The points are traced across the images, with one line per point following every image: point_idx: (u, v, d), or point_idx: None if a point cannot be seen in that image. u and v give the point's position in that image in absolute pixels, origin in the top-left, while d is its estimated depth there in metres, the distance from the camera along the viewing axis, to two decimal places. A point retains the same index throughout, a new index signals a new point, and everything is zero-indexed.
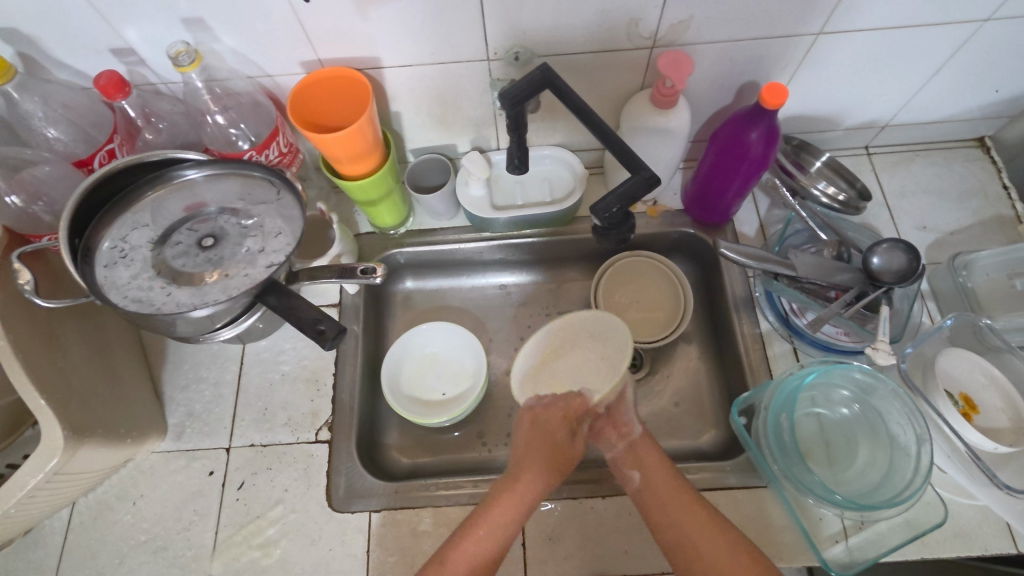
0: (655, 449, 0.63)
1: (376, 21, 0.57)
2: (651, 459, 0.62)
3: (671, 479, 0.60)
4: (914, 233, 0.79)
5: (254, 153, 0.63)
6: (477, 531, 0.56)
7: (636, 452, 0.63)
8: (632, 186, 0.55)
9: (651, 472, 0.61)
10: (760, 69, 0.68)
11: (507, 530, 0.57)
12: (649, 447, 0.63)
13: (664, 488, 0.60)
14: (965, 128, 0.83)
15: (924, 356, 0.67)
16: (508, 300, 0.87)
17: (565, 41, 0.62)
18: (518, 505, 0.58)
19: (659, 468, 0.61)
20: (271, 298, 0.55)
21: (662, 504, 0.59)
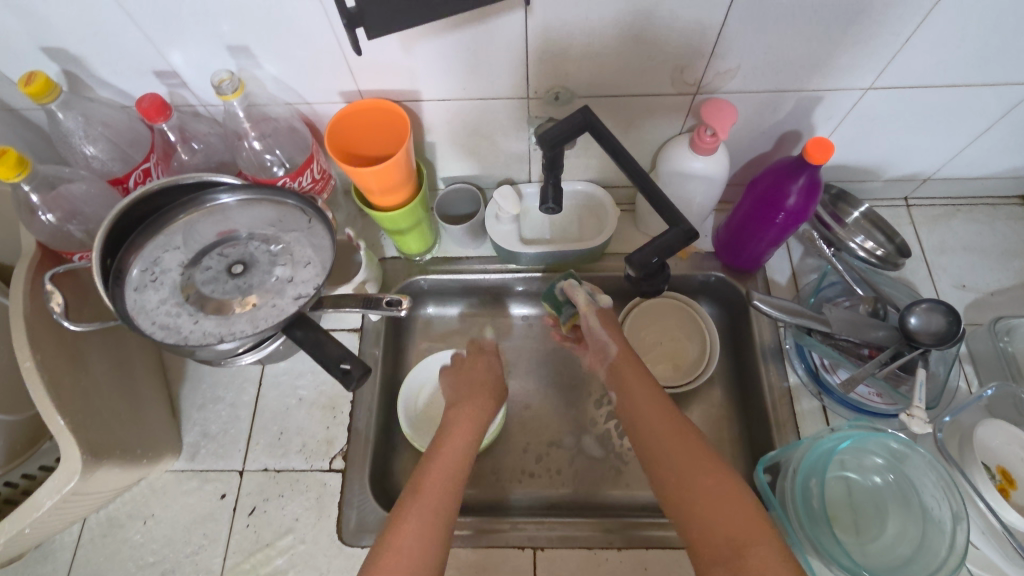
0: (635, 369, 0.66)
1: (420, 57, 0.57)
2: (629, 375, 0.65)
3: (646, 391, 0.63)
4: (953, 291, 0.77)
5: (289, 179, 0.62)
6: (421, 491, 0.56)
7: (621, 372, 0.66)
8: (670, 238, 0.54)
9: (629, 387, 0.64)
10: (804, 119, 0.66)
11: (449, 490, 0.57)
12: (627, 360, 0.67)
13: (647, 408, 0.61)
14: (1011, 185, 0.81)
15: (961, 425, 0.64)
16: (529, 333, 0.86)
17: (607, 84, 0.61)
18: (454, 465, 0.59)
19: (635, 382, 0.64)
20: (297, 331, 0.54)
21: (649, 433, 0.59)
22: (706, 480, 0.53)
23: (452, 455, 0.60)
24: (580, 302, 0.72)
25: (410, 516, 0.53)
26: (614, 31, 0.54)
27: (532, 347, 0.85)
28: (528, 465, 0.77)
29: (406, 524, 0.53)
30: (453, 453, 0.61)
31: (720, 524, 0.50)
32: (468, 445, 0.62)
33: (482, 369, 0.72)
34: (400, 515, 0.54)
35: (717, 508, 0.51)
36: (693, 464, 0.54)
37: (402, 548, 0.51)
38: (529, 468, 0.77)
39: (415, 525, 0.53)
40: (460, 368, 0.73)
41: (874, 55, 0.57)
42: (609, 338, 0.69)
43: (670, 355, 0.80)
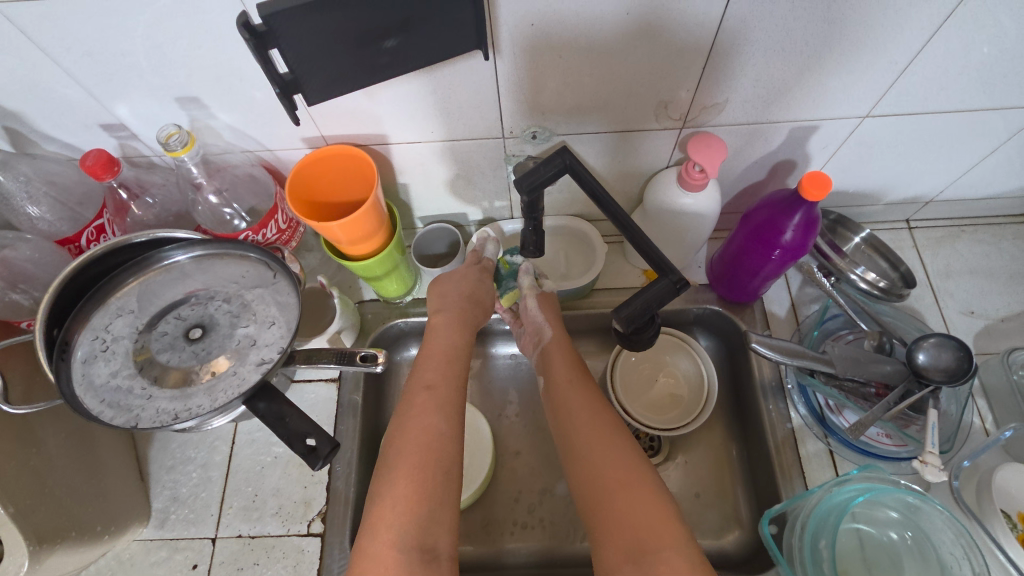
0: (565, 354, 0.64)
1: (384, 101, 0.53)
2: (559, 359, 0.64)
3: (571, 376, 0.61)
4: (961, 319, 0.73)
5: (251, 233, 0.59)
6: (417, 403, 0.55)
7: (556, 357, 0.64)
8: (657, 290, 0.50)
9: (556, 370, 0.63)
10: (798, 148, 0.62)
11: (445, 396, 0.55)
12: (561, 347, 0.64)
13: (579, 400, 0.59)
14: (1017, 204, 0.77)
15: (979, 470, 0.60)
16: (517, 373, 0.82)
17: (586, 122, 0.57)
18: (445, 365, 0.58)
19: (563, 366, 0.63)
20: (260, 403, 0.50)
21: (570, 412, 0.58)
22: (624, 474, 0.51)
23: (441, 350, 0.60)
24: (527, 286, 0.68)
25: (410, 469, 0.50)
26: (590, 68, 0.50)
27: (521, 388, 0.81)
28: (520, 515, 0.73)
29: (421, 425, 0.53)
30: (442, 346, 0.60)
31: (633, 518, 0.48)
32: (458, 343, 0.61)
33: (459, 284, 0.66)
34: (400, 461, 0.51)
35: (632, 503, 0.49)
36: (612, 454, 0.53)
37: (412, 480, 0.49)
38: (520, 519, 0.73)
39: (417, 452, 0.51)
40: (444, 282, 0.66)
41: (871, 83, 0.53)
42: (546, 321, 0.66)
43: (665, 394, 0.76)
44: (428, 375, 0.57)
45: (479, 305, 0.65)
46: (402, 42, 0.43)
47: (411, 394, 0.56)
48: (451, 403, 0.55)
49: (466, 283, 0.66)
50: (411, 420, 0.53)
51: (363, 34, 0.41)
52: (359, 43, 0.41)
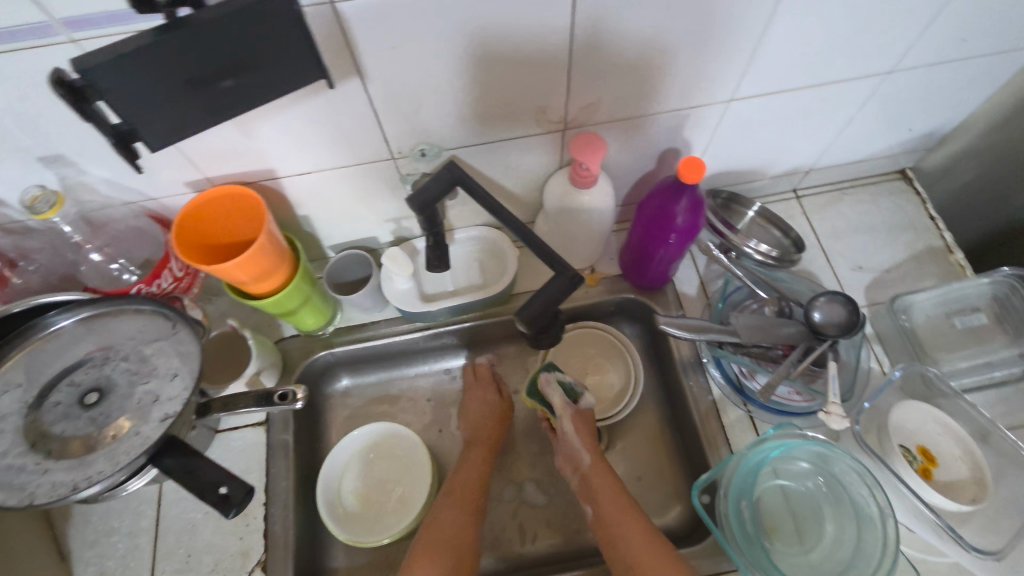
0: (606, 483, 0.64)
1: (262, 137, 0.52)
2: (603, 488, 0.64)
3: (612, 489, 0.64)
4: (852, 275, 0.79)
5: (143, 285, 0.57)
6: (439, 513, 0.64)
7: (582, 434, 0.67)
8: (555, 288, 0.52)
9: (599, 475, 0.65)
10: (678, 136, 0.66)
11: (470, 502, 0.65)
12: (590, 437, 0.67)
13: (608, 491, 0.63)
14: (887, 163, 0.84)
15: (879, 411, 0.65)
16: (453, 386, 0.82)
17: (471, 134, 0.58)
18: (477, 471, 0.68)
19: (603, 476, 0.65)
20: (167, 460, 0.49)
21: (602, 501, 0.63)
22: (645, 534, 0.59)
23: (472, 466, 0.69)
24: (557, 408, 0.68)
25: (433, 544, 0.60)
26: (462, 83, 0.52)
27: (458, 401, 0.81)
28: None
29: (442, 515, 0.63)
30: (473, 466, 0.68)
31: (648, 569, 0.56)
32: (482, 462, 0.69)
33: (477, 405, 0.74)
34: (427, 538, 0.61)
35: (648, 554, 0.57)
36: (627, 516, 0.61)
37: (430, 557, 0.59)
38: None
39: (439, 539, 0.60)
40: (473, 395, 0.75)
41: (727, 70, 0.57)
42: (577, 424, 0.68)
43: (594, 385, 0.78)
44: (459, 481, 0.67)
45: (485, 408, 0.73)
46: (239, 82, 0.40)
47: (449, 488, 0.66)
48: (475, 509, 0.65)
49: (480, 405, 0.74)
50: (440, 509, 0.64)
51: (191, 76, 0.38)
52: (187, 85, 0.38)
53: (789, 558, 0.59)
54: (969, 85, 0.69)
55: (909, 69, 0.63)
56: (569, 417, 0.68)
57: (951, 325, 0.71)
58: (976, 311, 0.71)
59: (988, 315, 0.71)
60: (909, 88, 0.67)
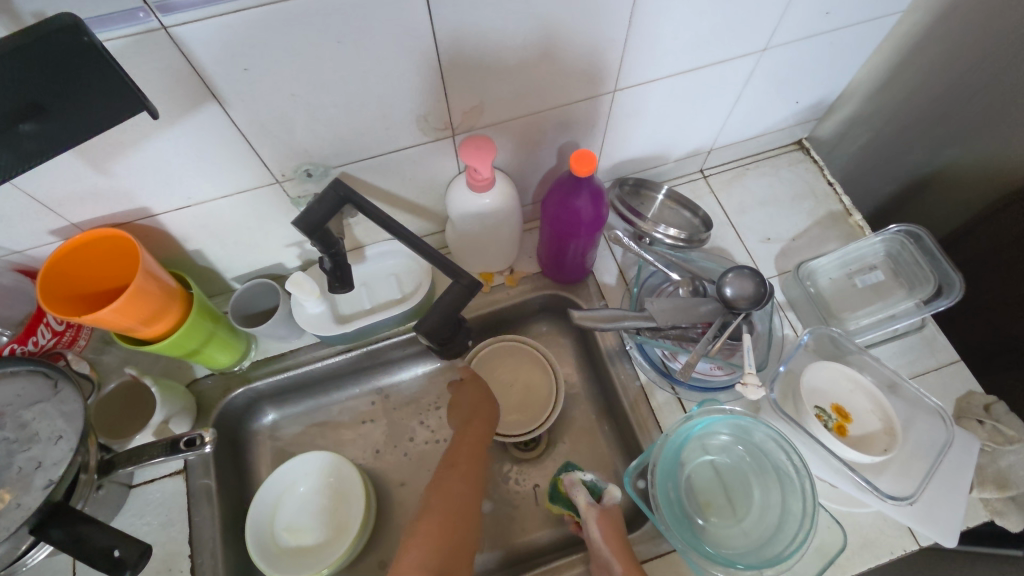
0: None
1: (124, 174, 0.49)
2: None
3: None
4: (761, 247, 0.81)
5: (16, 344, 0.53)
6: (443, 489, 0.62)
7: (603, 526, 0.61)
8: (453, 296, 0.51)
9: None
10: (573, 131, 0.66)
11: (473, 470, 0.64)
12: (609, 532, 0.61)
13: None
14: (783, 136, 0.87)
15: (793, 375, 0.67)
16: (386, 406, 0.81)
17: (355, 150, 0.57)
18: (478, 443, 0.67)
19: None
20: (54, 531, 0.44)
21: None
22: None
23: (478, 430, 0.68)
24: (581, 506, 0.64)
25: (436, 511, 0.59)
26: (333, 99, 0.50)
27: (393, 420, 0.80)
28: None
29: (450, 485, 0.62)
30: (481, 428, 0.69)
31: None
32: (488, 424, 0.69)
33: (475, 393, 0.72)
34: (427, 508, 0.60)
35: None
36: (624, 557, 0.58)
37: (433, 525, 0.58)
38: None
39: (444, 507, 0.60)
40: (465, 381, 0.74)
41: (605, 62, 0.58)
42: (598, 516, 0.62)
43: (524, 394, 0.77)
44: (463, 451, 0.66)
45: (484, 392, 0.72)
46: (44, 124, 0.37)
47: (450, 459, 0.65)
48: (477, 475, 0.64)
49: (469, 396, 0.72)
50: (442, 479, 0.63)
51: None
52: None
53: (723, 531, 0.61)
54: (842, 55, 0.72)
55: (781, 45, 0.66)
56: (592, 516, 0.62)
57: (852, 284, 0.75)
58: (873, 268, 0.75)
59: (885, 271, 0.74)
60: (786, 63, 0.69)
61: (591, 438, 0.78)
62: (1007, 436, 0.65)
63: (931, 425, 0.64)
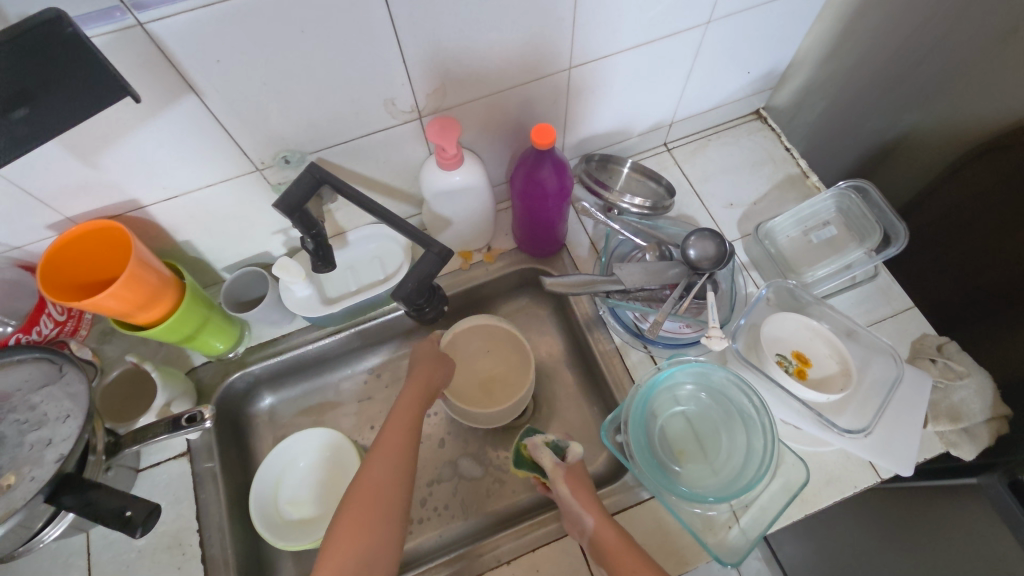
0: (618, 536, 0.58)
1: (112, 166, 0.53)
2: (613, 539, 0.58)
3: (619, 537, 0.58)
4: (724, 212, 0.86)
5: (21, 333, 0.57)
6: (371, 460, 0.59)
7: (573, 486, 0.64)
8: (426, 264, 0.55)
9: (603, 525, 0.59)
10: (535, 109, 0.71)
11: (400, 457, 0.60)
12: (577, 487, 0.64)
13: (617, 544, 0.58)
14: (740, 106, 0.91)
15: (756, 327, 0.71)
16: (378, 384, 0.85)
17: (329, 137, 0.61)
18: (404, 433, 0.62)
19: (609, 528, 0.59)
20: (66, 498, 0.48)
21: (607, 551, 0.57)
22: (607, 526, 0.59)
23: (404, 415, 0.64)
24: (548, 467, 0.66)
25: (363, 506, 0.55)
26: (303, 88, 0.54)
27: (385, 397, 0.84)
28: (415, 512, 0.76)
29: (377, 476, 0.58)
30: (406, 415, 0.64)
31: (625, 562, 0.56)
32: (416, 408, 0.65)
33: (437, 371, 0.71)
34: (354, 501, 0.56)
35: (620, 549, 0.57)
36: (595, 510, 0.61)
37: (359, 525, 0.54)
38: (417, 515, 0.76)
39: (370, 498, 0.56)
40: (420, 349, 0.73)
41: (556, 41, 0.62)
42: (565, 472, 0.65)
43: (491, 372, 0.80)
44: (388, 440, 0.61)
45: (435, 374, 0.70)
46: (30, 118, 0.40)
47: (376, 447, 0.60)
48: (407, 462, 0.60)
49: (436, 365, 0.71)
50: (369, 469, 0.58)
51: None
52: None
53: (695, 473, 0.65)
54: (785, 25, 0.76)
55: (724, 18, 0.70)
56: (559, 472, 0.65)
57: (809, 241, 0.79)
58: (826, 224, 0.79)
59: (838, 226, 0.79)
60: (732, 35, 0.73)
61: (573, 402, 0.82)
62: (957, 372, 0.69)
63: (885, 365, 0.68)
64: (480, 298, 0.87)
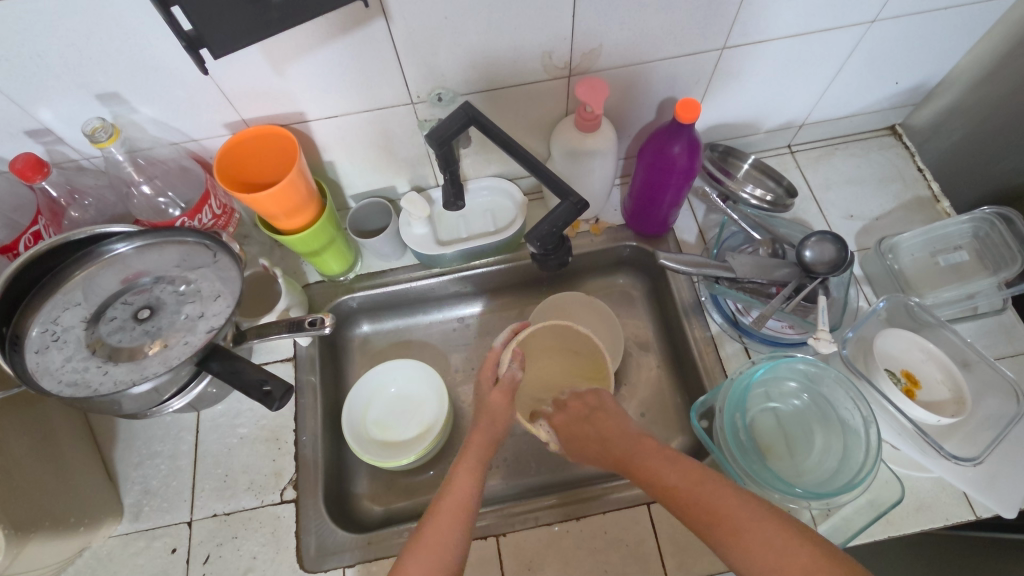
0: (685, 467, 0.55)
1: (294, 76, 0.58)
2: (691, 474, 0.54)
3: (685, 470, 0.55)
4: (843, 223, 0.83)
5: (187, 218, 0.62)
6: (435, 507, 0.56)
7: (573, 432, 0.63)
8: (561, 211, 0.58)
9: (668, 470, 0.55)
10: (676, 85, 0.71)
11: (446, 551, 0.52)
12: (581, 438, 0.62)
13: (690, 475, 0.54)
14: (877, 119, 0.88)
15: (865, 339, 0.69)
16: (467, 332, 0.88)
17: (483, 79, 0.64)
18: (455, 523, 0.54)
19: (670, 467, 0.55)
20: (214, 364, 0.54)
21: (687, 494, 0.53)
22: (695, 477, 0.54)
23: (464, 489, 0.57)
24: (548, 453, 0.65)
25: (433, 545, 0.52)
26: (477, 27, 0.57)
27: (471, 346, 0.86)
28: None
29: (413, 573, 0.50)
30: (464, 490, 0.57)
31: (723, 514, 0.50)
32: (472, 489, 0.57)
33: (495, 417, 0.63)
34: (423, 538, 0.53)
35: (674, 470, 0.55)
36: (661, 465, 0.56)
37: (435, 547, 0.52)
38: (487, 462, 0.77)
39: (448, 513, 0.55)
40: (484, 410, 0.63)
41: (719, 19, 0.62)
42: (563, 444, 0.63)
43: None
44: (432, 534, 0.53)
45: (496, 426, 0.62)
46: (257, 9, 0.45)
47: (418, 538, 0.53)
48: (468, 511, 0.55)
49: (500, 416, 0.63)
50: (408, 560, 0.51)
51: None
52: None
53: (783, 470, 0.64)
54: (949, 37, 0.73)
55: (889, 19, 0.68)
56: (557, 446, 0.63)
57: (935, 262, 0.77)
58: (958, 249, 0.77)
59: (970, 252, 0.76)
60: (891, 38, 0.71)
61: (653, 384, 0.82)
62: None
63: (1002, 400, 0.64)
64: (578, 267, 0.88)
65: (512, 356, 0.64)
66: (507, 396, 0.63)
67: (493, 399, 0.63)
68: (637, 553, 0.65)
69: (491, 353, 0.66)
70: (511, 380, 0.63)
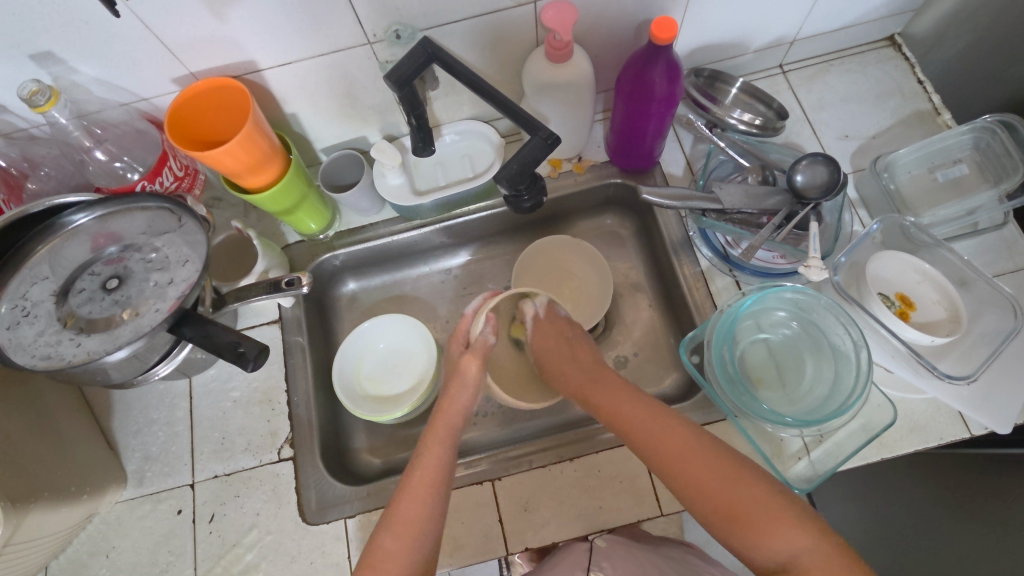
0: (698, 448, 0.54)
1: (237, 22, 0.54)
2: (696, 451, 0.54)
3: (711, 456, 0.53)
4: (837, 144, 0.80)
5: (146, 182, 0.61)
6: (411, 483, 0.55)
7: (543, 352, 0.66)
8: (531, 148, 0.55)
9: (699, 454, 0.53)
10: (652, 5, 0.66)
11: (422, 531, 0.53)
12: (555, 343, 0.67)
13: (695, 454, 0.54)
14: (875, 29, 0.82)
15: (859, 265, 0.66)
16: (453, 284, 0.86)
17: (440, 11, 0.59)
18: (429, 502, 0.54)
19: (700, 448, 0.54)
20: (186, 329, 0.54)
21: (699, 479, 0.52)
22: (690, 449, 0.54)
23: (436, 457, 0.57)
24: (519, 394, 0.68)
25: (402, 528, 0.53)
26: None
27: (459, 296, 0.85)
28: (479, 406, 0.78)
29: (386, 549, 0.52)
30: (435, 462, 0.57)
31: (708, 471, 0.52)
32: (446, 461, 0.58)
33: (460, 389, 0.63)
34: (398, 516, 0.53)
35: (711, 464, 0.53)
36: (635, 420, 0.57)
37: (411, 523, 0.53)
38: (482, 410, 0.78)
39: (420, 482, 0.55)
40: (455, 379, 0.64)
41: None
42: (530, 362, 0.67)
43: (566, 283, 0.83)
44: (406, 506, 0.54)
45: (456, 408, 0.62)
46: None
47: (391, 514, 0.54)
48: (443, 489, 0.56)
49: (468, 386, 0.63)
50: (385, 538, 0.53)
51: None
52: None
53: (774, 399, 0.64)
54: None
55: None
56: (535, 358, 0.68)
57: (933, 178, 0.74)
58: (958, 162, 0.73)
59: (970, 164, 0.73)
60: None
61: (645, 323, 0.81)
62: None
63: (1000, 316, 0.62)
64: (564, 209, 0.86)
65: (487, 321, 0.65)
66: (477, 357, 0.63)
67: (464, 362, 0.64)
68: (632, 489, 0.66)
69: (464, 319, 0.68)
70: (483, 343, 0.64)
